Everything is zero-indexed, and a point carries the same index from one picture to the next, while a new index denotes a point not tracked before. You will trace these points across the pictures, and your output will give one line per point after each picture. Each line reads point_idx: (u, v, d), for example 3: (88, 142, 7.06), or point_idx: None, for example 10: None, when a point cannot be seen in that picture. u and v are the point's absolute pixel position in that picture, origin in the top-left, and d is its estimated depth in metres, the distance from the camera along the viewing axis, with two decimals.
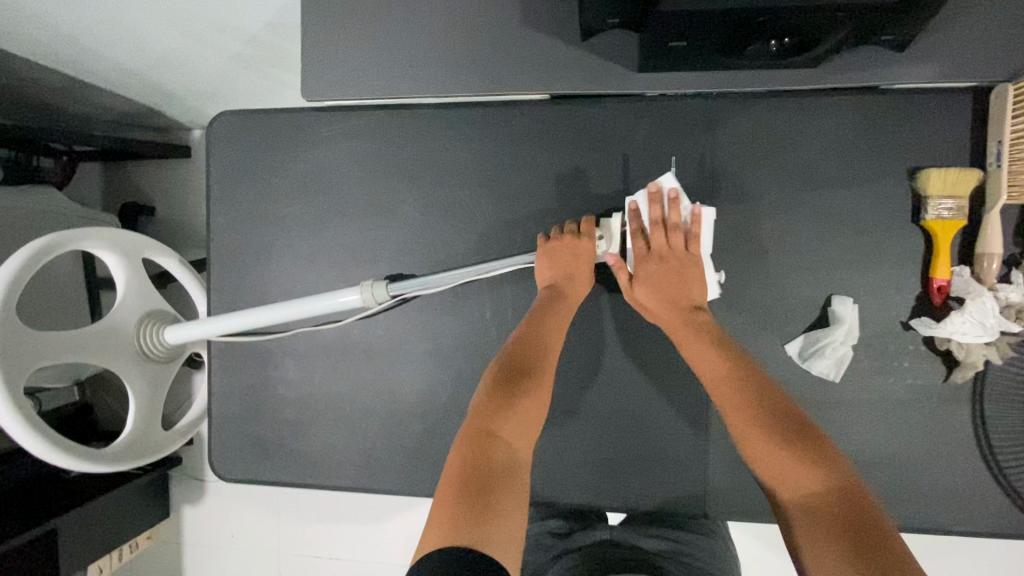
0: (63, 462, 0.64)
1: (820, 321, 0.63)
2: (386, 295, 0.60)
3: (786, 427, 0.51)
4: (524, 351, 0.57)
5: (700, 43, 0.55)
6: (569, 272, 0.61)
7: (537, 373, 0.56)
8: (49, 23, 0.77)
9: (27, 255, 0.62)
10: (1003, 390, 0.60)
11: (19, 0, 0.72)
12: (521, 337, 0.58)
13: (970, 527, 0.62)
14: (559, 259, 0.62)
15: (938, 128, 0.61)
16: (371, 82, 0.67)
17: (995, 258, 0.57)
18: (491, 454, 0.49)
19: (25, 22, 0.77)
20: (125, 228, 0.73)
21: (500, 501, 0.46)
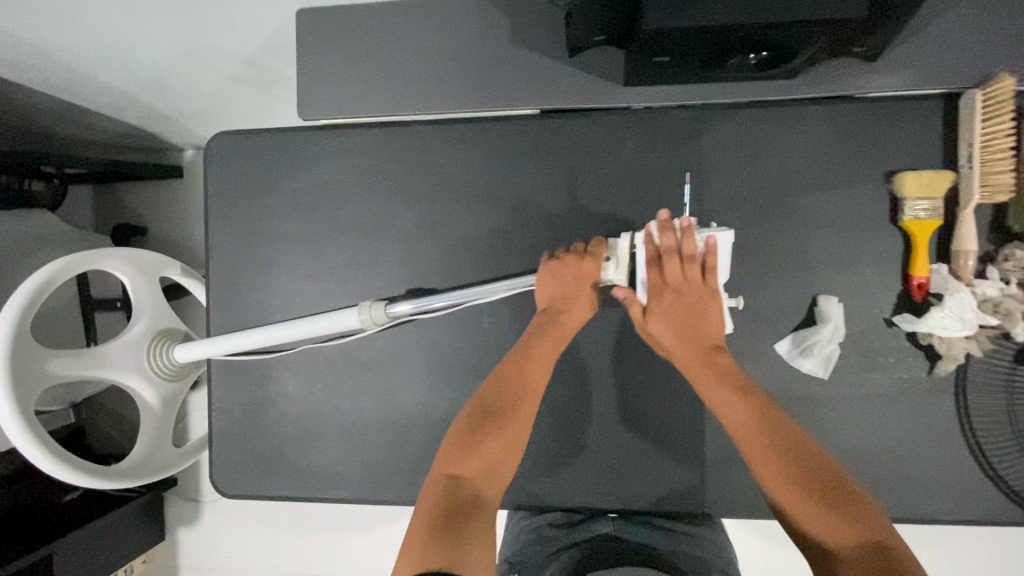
0: (83, 480, 0.67)
1: (807, 320, 0.64)
2: (384, 318, 0.63)
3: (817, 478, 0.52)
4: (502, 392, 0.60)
5: (681, 57, 0.57)
6: (560, 300, 0.63)
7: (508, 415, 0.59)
8: (41, 51, 0.78)
9: (36, 281, 0.65)
10: (986, 381, 0.61)
11: (12, 30, 0.73)
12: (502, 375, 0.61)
13: (961, 519, 0.62)
14: (560, 280, 0.63)
15: (913, 131, 0.62)
16: (360, 102, 0.69)
17: (971, 256, 0.59)
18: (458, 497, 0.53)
19: (19, 49, 0.78)
20: (135, 249, 0.77)
21: (465, 540, 0.49)
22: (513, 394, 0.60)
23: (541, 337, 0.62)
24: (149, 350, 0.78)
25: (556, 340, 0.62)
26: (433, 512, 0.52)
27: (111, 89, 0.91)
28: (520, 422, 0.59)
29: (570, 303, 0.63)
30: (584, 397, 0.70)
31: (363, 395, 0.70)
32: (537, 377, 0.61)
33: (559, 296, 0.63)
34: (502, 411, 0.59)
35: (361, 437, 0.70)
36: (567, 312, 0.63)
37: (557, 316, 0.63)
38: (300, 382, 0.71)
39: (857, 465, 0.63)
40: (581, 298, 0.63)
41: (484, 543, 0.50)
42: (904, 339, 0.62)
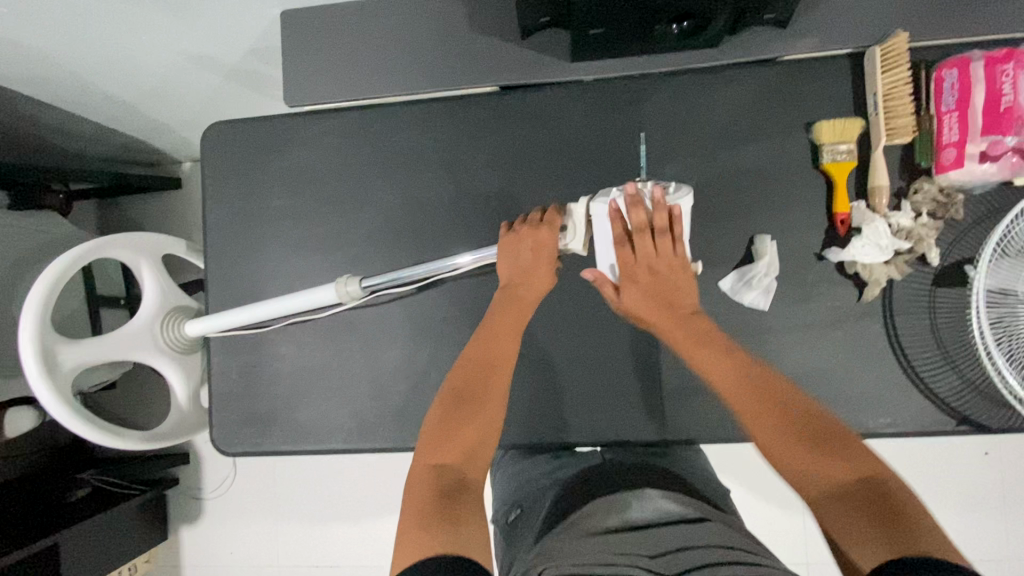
0: (129, 445, 0.79)
1: (746, 259, 0.71)
2: (360, 291, 0.70)
3: (795, 426, 0.55)
4: (472, 376, 0.65)
5: (615, 29, 0.65)
6: (519, 277, 0.70)
7: (481, 398, 0.63)
8: (51, 70, 0.87)
9: (48, 280, 0.74)
10: (910, 303, 0.68)
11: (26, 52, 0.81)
12: (471, 359, 0.66)
13: (899, 428, 0.69)
14: (518, 254, 0.69)
15: (827, 87, 0.71)
16: (339, 88, 0.77)
17: (884, 191, 0.66)
18: (446, 478, 0.57)
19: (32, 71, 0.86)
20: (137, 234, 0.84)
21: (463, 515, 0.52)
22: (483, 378, 0.65)
23: (503, 315, 0.69)
24: (162, 325, 0.85)
25: (517, 315, 0.69)
26: (426, 498, 0.54)
27: (114, 102, 1.00)
28: (492, 403, 0.63)
29: (529, 278, 0.70)
30: (552, 345, 0.76)
31: (350, 352, 0.76)
32: (501, 358, 0.67)
33: (519, 273, 0.70)
34: (474, 396, 0.63)
35: (350, 390, 0.76)
36: (527, 288, 0.70)
37: (518, 293, 0.69)
38: (292, 344, 0.78)
39: (802, 386, 0.70)
40: (540, 270, 0.69)
41: (478, 519, 0.53)
42: (833, 271, 0.70)
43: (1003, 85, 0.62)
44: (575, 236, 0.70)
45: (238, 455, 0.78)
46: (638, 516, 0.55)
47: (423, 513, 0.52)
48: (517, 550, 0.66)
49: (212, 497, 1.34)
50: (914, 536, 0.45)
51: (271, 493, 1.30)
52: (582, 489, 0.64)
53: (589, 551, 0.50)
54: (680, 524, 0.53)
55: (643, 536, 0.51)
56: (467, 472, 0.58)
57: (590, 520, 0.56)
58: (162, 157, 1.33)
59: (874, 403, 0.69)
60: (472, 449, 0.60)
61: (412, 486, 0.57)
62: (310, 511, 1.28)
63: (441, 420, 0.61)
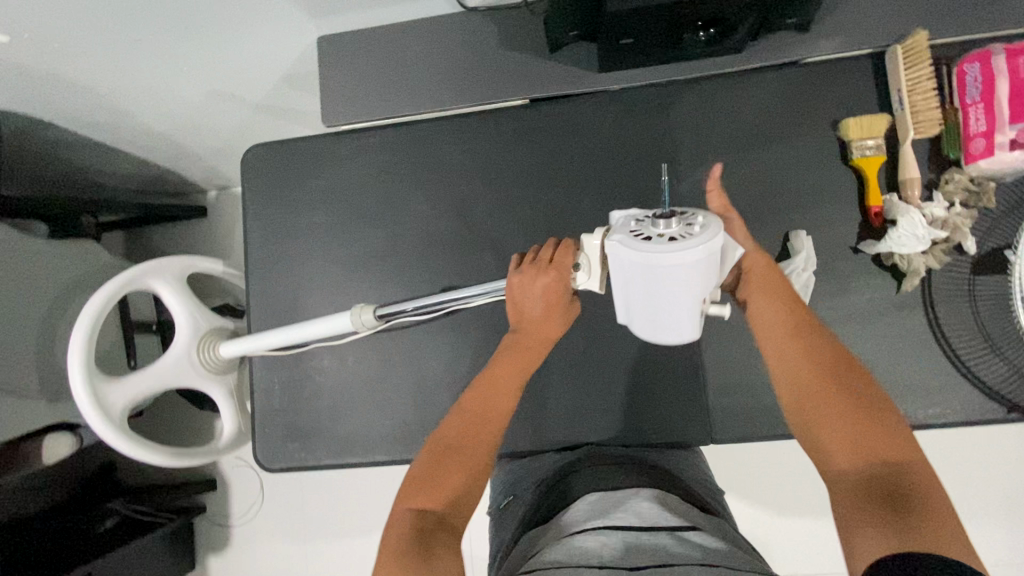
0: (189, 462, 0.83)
1: (783, 255, 0.72)
2: (372, 320, 0.71)
3: (848, 394, 0.54)
4: (463, 423, 0.63)
5: (646, 38, 0.67)
6: (526, 320, 0.69)
7: (472, 442, 0.61)
8: (92, 108, 0.90)
9: (89, 318, 0.75)
10: (949, 292, 0.69)
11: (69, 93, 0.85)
12: (466, 404, 0.65)
13: (949, 418, 0.68)
14: (527, 296, 0.66)
15: (851, 87, 0.73)
16: (375, 107, 0.79)
17: (916, 182, 0.67)
18: (425, 519, 0.55)
19: (73, 111, 0.90)
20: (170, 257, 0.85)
21: (436, 548, 0.51)
22: (480, 421, 0.63)
23: (503, 362, 0.68)
24: (200, 346, 0.86)
25: (522, 363, 0.68)
26: (405, 535, 0.52)
27: (149, 134, 1.03)
28: (481, 448, 0.61)
29: (537, 323, 0.69)
30: (592, 348, 0.76)
31: (392, 362, 0.78)
32: (500, 403, 0.65)
33: (526, 317, 0.68)
34: (463, 444, 0.61)
35: (393, 401, 0.77)
36: (536, 331, 0.69)
37: (523, 340, 0.69)
38: (333, 357, 0.79)
39: None
40: (547, 319, 0.68)
41: (454, 552, 0.52)
42: (868, 264, 0.71)
43: None
44: (590, 275, 0.64)
45: (282, 470, 0.79)
46: (618, 521, 0.53)
47: (402, 543, 0.51)
48: (504, 539, 0.67)
49: (239, 524, 1.31)
50: (927, 526, 0.43)
51: (298, 516, 1.28)
52: (567, 489, 0.63)
53: (567, 554, 0.49)
54: (661, 531, 0.51)
55: (622, 539, 0.50)
56: (450, 513, 0.56)
57: (566, 517, 0.57)
58: (189, 187, 1.35)
59: (919, 393, 0.69)
60: (456, 491, 0.58)
61: (389, 530, 0.54)
62: (337, 532, 1.25)
63: (426, 466, 0.59)
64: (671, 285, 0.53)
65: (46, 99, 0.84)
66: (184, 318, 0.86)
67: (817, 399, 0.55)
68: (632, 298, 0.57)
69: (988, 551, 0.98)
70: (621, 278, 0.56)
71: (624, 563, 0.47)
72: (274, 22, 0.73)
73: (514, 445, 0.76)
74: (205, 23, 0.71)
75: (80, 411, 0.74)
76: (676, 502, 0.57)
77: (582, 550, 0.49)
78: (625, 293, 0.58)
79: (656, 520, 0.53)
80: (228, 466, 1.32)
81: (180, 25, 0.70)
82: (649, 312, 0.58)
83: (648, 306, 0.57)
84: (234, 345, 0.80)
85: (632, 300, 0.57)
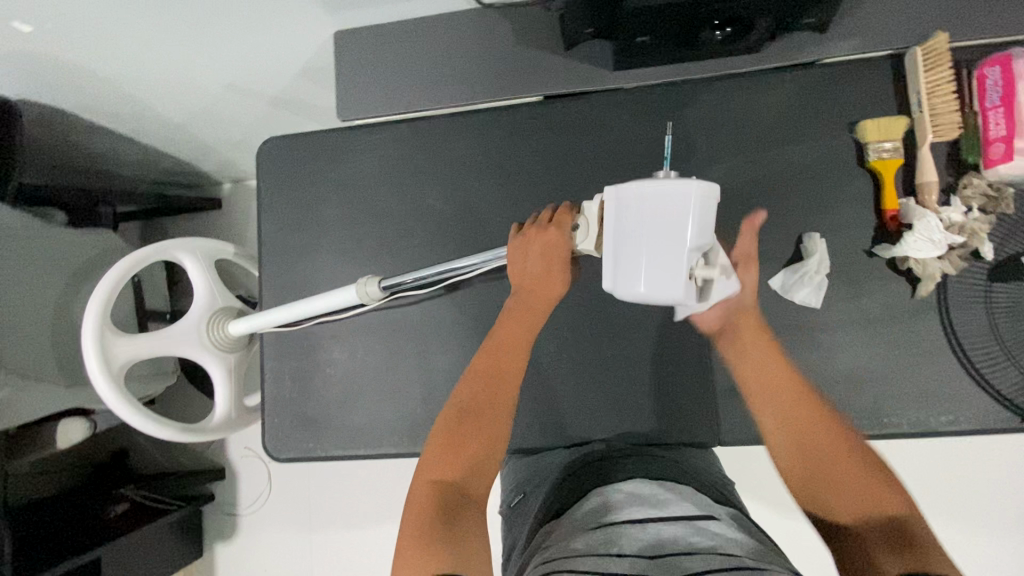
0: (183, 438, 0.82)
1: (795, 257, 0.72)
2: (378, 290, 0.72)
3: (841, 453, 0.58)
4: (478, 398, 0.63)
5: (661, 35, 0.67)
6: (528, 281, 0.68)
7: (485, 414, 0.63)
8: (111, 98, 0.91)
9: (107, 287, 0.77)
10: (965, 298, 0.68)
11: (89, 84, 0.86)
12: (476, 377, 0.65)
13: (960, 425, 0.67)
14: (527, 252, 0.67)
15: (869, 88, 0.72)
16: (390, 101, 0.80)
17: (934, 186, 0.66)
18: (444, 495, 0.57)
19: (92, 100, 0.91)
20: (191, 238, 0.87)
21: (459, 530, 0.53)
22: (488, 385, 0.64)
23: (508, 320, 0.68)
24: (209, 326, 0.86)
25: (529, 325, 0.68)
26: (424, 515, 0.55)
27: (167, 125, 1.04)
28: (495, 419, 0.63)
29: (539, 284, 0.68)
30: (600, 347, 0.76)
31: (401, 356, 0.78)
32: (511, 372, 0.65)
33: (530, 276, 0.68)
34: (477, 413, 0.62)
35: (402, 394, 0.78)
36: (538, 293, 0.68)
37: (529, 299, 0.68)
38: (344, 349, 0.80)
39: (855, 382, 0.70)
40: (552, 274, 0.68)
41: (477, 530, 0.55)
42: (883, 267, 0.70)
43: None
44: (586, 237, 0.65)
45: (290, 460, 0.80)
46: (636, 514, 0.53)
47: (423, 526, 0.54)
48: (518, 539, 0.66)
49: (247, 513, 1.32)
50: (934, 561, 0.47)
51: (304, 506, 1.29)
52: (577, 481, 0.63)
53: (585, 544, 0.49)
54: (676, 522, 0.51)
55: (640, 531, 0.50)
56: (468, 485, 0.59)
57: (581, 508, 0.57)
58: (204, 179, 1.36)
59: (930, 399, 0.68)
60: (473, 463, 0.60)
61: (409, 502, 0.57)
62: (343, 524, 1.26)
63: (440, 441, 0.61)
64: (657, 219, 0.55)
65: (67, 88, 0.85)
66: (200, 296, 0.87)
67: (816, 448, 0.59)
68: (622, 249, 0.57)
69: (997, 561, 0.97)
70: (616, 234, 0.58)
71: (642, 553, 0.48)
72: (292, 15, 0.73)
73: (522, 441, 0.77)
74: (224, 16, 0.71)
75: (101, 398, 0.76)
76: (689, 492, 0.57)
77: (600, 541, 0.49)
78: (614, 244, 0.58)
79: (671, 510, 0.53)
80: (237, 455, 1.34)
81: (199, 17, 0.71)
82: (634, 259, 0.56)
83: (635, 258, 0.56)
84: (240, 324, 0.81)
85: (619, 247, 0.57)
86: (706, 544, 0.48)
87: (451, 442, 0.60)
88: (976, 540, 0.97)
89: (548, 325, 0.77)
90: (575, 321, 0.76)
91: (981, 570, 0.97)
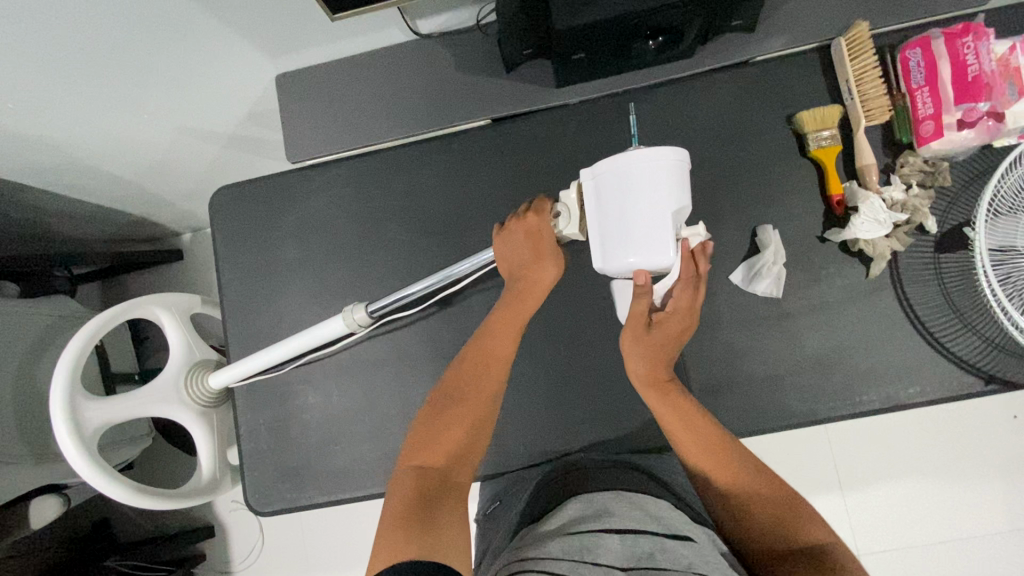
0: (113, 490, 0.74)
1: (752, 250, 0.73)
2: (366, 317, 0.71)
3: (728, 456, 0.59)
4: (463, 379, 0.64)
5: (598, 50, 0.68)
6: (521, 265, 0.68)
7: (466, 398, 0.63)
8: (53, 164, 0.89)
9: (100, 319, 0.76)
10: (916, 272, 0.70)
11: (29, 154, 0.84)
12: (466, 360, 0.66)
13: (929, 395, 0.69)
14: (516, 242, 0.68)
15: (802, 80, 0.74)
16: (338, 137, 0.79)
17: (874, 168, 0.69)
18: (431, 479, 0.56)
19: (33, 169, 0.88)
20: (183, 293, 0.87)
21: (436, 517, 0.52)
22: (475, 376, 0.64)
23: (501, 308, 0.68)
24: (188, 380, 0.83)
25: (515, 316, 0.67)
26: (405, 499, 0.54)
27: (116, 183, 1.02)
28: (480, 403, 0.63)
29: (530, 269, 0.68)
30: (575, 359, 0.76)
31: (379, 392, 0.77)
32: (496, 361, 0.66)
33: (520, 263, 0.68)
34: (464, 395, 0.63)
35: (382, 431, 0.77)
36: (530, 280, 0.68)
37: (522, 287, 0.68)
38: (318, 393, 0.79)
39: (824, 365, 0.71)
40: (545, 263, 0.68)
41: (455, 518, 0.53)
42: (837, 252, 0.72)
43: (966, 55, 0.64)
44: (570, 221, 0.66)
45: (274, 513, 0.78)
46: (615, 523, 0.53)
47: (402, 512, 0.52)
48: (492, 543, 0.65)
49: (241, 570, 1.26)
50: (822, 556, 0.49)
51: (298, 555, 1.24)
52: (557, 487, 0.63)
53: (559, 550, 0.49)
54: (651, 535, 0.51)
55: (617, 541, 0.50)
56: (453, 473, 0.58)
57: (556, 512, 0.57)
58: (162, 231, 1.33)
59: (898, 373, 0.70)
60: (460, 451, 0.60)
61: (393, 485, 0.56)
62: (340, 567, 1.22)
63: (424, 426, 0.61)
64: (640, 189, 0.57)
65: (6, 160, 0.83)
66: (180, 349, 0.85)
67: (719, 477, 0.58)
68: (608, 225, 0.59)
69: (986, 522, 0.99)
70: (598, 212, 0.60)
71: (618, 563, 0.48)
72: (230, 63, 0.73)
73: (509, 464, 0.76)
74: (160, 69, 0.70)
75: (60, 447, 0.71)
76: (665, 507, 0.56)
77: (576, 547, 0.49)
78: (599, 222, 0.60)
79: (646, 525, 0.53)
80: (225, 510, 1.28)
81: (133, 74, 0.70)
82: (624, 231, 0.58)
83: (622, 231, 0.58)
84: (223, 372, 0.76)
85: (605, 224, 0.59)
86: (676, 563, 0.48)
87: (437, 421, 0.61)
88: (963, 504, 1.00)
89: (522, 344, 0.77)
90: (547, 337, 0.77)
91: (971, 530, 0.99)
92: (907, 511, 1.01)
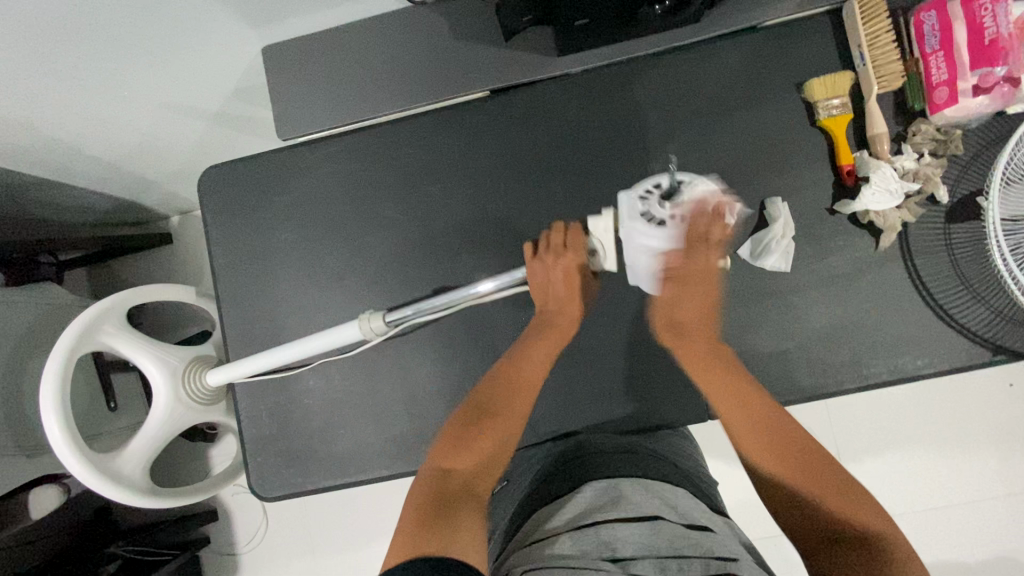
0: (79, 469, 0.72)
1: (760, 223, 0.72)
2: (383, 325, 0.69)
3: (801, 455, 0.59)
4: (490, 394, 0.65)
5: (601, 15, 0.65)
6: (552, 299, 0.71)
7: (496, 412, 0.64)
8: (29, 147, 0.84)
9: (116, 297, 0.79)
10: (927, 243, 0.69)
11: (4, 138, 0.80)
12: (498, 376, 0.67)
13: (937, 365, 0.69)
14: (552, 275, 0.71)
15: (811, 45, 0.72)
16: (331, 112, 0.76)
17: (885, 137, 0.67)
18: (447, 484, 0.57)
19: (9, 153, 0.84)
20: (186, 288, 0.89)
21: (454, 521, 0.51)
22: (505, 397, 0.65)
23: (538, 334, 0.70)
24: (184, 377, 0.82)
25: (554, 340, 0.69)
26: (425, 502, 0.54)
27: (98, 165, 0.97)
28: (508, 420, 0.64)
29: (561, 304, 0.71)
30: (580, 337, 0.75)
31: (381, 374, 0.76)
32: (528, 382, 0.67)
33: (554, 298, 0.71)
34: (493, 410, 0.64)
35: (386, 412, 0.76)
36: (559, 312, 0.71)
37: (551, 319, 0.70)
38: (319, 377, 0.77)
39: (832, 338, 0.71)
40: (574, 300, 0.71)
41: (474, 523, 0.52)
42: (845, 223, 0.70)
43: (983, 18, 0.61)
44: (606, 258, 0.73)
45: (279, 499, 0.78)
46: (631, 512, 0.52)
47: (420, 512, 0.52)
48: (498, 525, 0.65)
49: (246, 550, 1.27)
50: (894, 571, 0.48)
51: (305, 534, 1.24)
52: (568, 471, 0.62)
53: (579, 552, 0.49)
54: (671, 523, 0.51)
55: (635, 530, 0.50)
56: (474, 484, 0.58)
57: (567, 499, 0.57)
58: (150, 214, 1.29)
59: (907, 344, 0.70)
60: (484, 461, 0.60)
61: (415, 485, 0.57)
62: (347, 543, 1.23)
63: (450, 432, 0.62)
64: None
65: None
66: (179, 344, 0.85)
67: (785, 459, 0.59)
68: None
69: (985, 485, 1.00)
70: None
71: (640, 554, 0.48)
72: (215, 37, 0.69)
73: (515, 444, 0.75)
74: (137, 45, 0.66)
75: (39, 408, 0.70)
76: (682, 496, 0.56)
77: (595, 547, 0.49)
78: None
79: (665, 513, 0.52)
80: (229, 494, 1.28)
81: (108, 50, 0.66)
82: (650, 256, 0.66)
83: None
84: (223, 369, 0.75)
85: None
86: (700, 551, 0.48)
87: (460, 440, 0.61)
88: (964, 469, 1.01)
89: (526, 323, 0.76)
90: None
91: (969, 494, 1.01)
92: (908, 478, 1.02)
